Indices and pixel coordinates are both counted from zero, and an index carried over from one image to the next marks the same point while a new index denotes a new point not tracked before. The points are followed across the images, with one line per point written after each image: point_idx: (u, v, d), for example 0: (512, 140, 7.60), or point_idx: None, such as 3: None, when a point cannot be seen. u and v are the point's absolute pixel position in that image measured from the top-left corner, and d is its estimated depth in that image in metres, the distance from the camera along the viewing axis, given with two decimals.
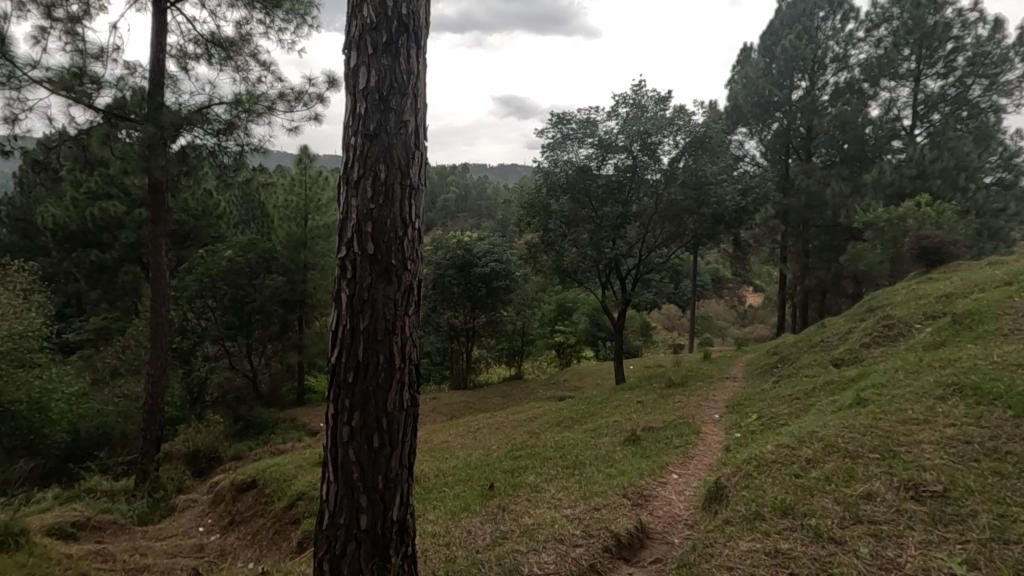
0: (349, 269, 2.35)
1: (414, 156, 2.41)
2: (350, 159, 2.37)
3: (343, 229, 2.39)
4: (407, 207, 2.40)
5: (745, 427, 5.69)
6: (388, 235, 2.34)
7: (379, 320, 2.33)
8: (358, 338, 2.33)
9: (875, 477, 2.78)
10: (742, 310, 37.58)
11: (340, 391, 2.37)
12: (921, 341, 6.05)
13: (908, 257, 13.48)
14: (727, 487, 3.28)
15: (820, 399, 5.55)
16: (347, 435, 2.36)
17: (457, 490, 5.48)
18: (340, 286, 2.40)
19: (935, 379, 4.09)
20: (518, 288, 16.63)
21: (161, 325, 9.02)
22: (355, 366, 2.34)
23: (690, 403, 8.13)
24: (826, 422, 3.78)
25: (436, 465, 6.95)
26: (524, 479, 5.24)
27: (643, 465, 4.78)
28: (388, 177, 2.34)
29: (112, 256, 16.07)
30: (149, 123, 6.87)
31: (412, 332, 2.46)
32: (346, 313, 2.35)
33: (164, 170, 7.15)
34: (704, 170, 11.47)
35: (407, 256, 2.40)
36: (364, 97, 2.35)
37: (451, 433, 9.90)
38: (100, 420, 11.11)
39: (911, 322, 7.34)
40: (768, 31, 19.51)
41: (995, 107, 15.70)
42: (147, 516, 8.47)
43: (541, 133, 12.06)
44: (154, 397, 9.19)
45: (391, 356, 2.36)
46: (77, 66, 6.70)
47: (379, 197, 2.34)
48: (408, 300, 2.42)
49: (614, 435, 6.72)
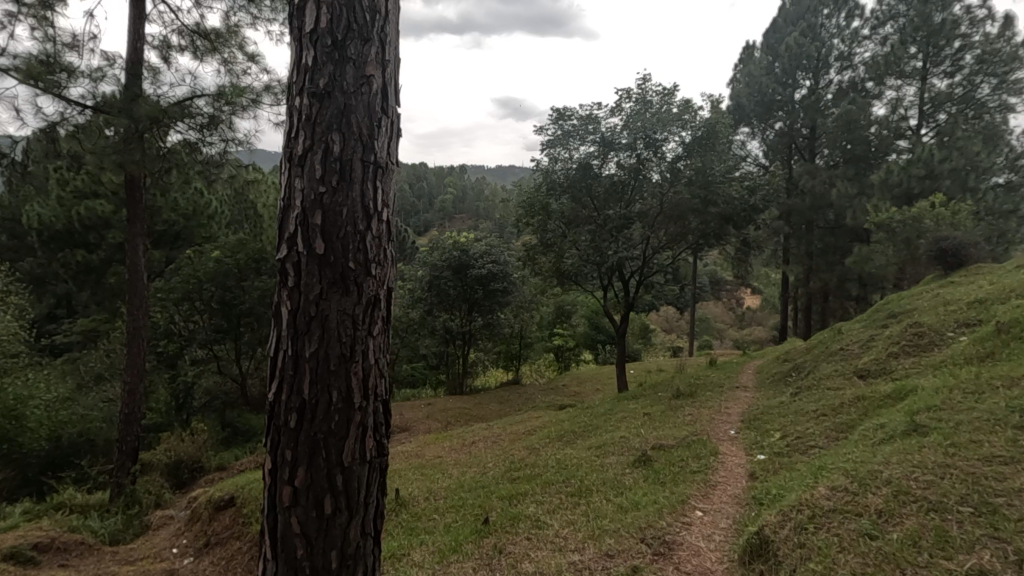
0: (291, 274, 1.75)
1: (379, 125, 1.80)
2: (294, 127, 1.76)
3: (285, 221, 1.78)
4: (371, 191, 1.79)
5: (770, 450, 5.12)
6: (342, 226, 1.73)
7: (331, 346, 1.73)
8: (303, 370, 1.74)
9: (980, 545, 2.24)
10: (740, 312, 37.12)
11: (281, 441, 1.77)
12: (960, 354, 5.50)
13: (924, 258, 12.85)
14: (775, 541, 2.70)
15: (855, 419, 4.98)
16: (290, 499, 1.76)
17: (450, 520, 4.88)
18: (280, 297, 1.79)
19: (1005, 403, 3.48)
20: (515, 290, 15.97)
21: (138, 331, 8.32)
22: (300, 408, 1.74)
23: (703, 416, 7.52)
24: (886, 454, 3.17)
25: (427, 486, 6.34)
26: (524, 509, 4.63)
27: (661, 497, 4.17)
28: (343, 151, 1.74)
29: (100, 256, 14.92)
30: (123, 115, 6.23)
31: (379, 358, 1.87)
32: (289, 335, 1.76)
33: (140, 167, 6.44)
34: (711, 169, 10.87)
35: (372, 256, 1.80)
36: (313, 43, 1.75)
37: (445, 446, 9.26)
38: (82, 426, 10.28)
39: (943, 330, 6.77)
40: (771, 28, 19.09)
41: (1004, 106, 15.17)
42: (119, 534, 7.71)
43: (540, 129, 11.50)
44: (130, 407, 8.52)
45: (348, 391, 1.76)
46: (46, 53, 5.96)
47: (333, 176, 1.73)
48: (373, 316, 1.81)
49: (623, 454, 6.11)
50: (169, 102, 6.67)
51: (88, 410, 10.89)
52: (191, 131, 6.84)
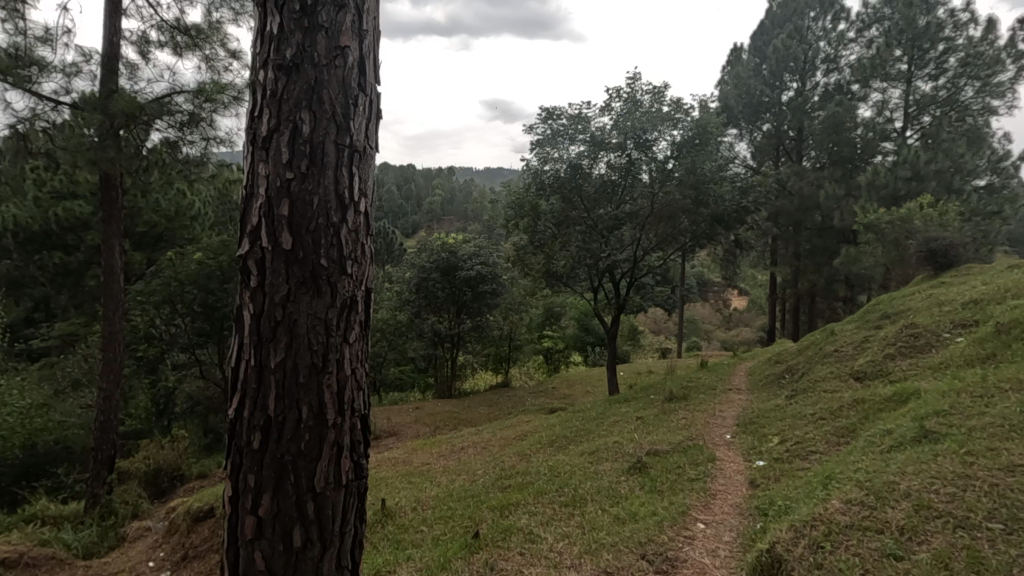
0: (254, 272, 1.52)
1: (355, 104, 1.58)
2: (257, 104, 1.54)
3: (247, 213, 1.56)
4: (347, 177, 1.57)
5: (770, 456, 4.98)
6: (313, 217, 1.52)
7: (301, 355, 1.52)
8: (268, 383, 1.52)
9: (1017, 566, 2.13)
10: (728, 313, 37.31)
11: (243, 465, 1.54)
12: (959, 356, 5.41)
13: (913, 259, 12.83)
14: (790, 560, 2.53)
15: (855, 423, 4.86)
16: (253, 531, 1.53)
17: (438, 532, 4.65)
18: (243, 300, 1.57)
19: (1018, 407, 3.35)
20: (505, 292, 15.73)
21: (114, 336, 7.98)
22: (264, 427, 1.52)
23: (697, 420, 7.36)
24: (901, 464, 3.04)
25: (415, 495, 6.10)
26: (515, 521, 4.41)
27: (660, 509, 3.98)
28: (315, 133, 1.52)
29: (78, 258, 14.40)
30: (96, 112, 5.88)
31: (357, 368, 1.65)
32: (252, 344, 1.53)
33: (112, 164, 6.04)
34: (702, 169, 10.72)
35: (348, 253, 1.58)
36: (279, 8, 1.53)
37: (432, 452, 9.01)
38: (59, 435, 9.51)
39: (939, 331, 6.69)
40: (759, 31, 19.16)
41: (988, 108, 15.27)
42: (93, 547, 7.27)
43: (530, 129, 11.32)
44: (106, 414, 8.16)
45: (320, 406, 1.54)
46: (14, 45, 5.43)
47: (302, 162, 1.51)
48: (349, 320, 1.60)
49: (617, 461, 5.93)
50: (148, 99, 6.30)
51: (65, 416, 10.08)
52: (171, 130, 6.46)
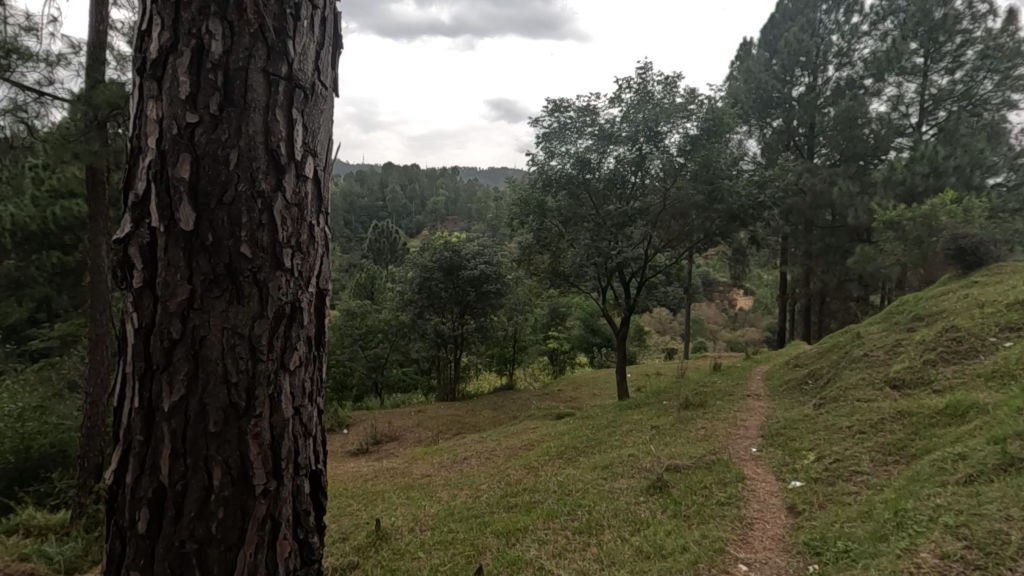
0: (139, 264, 1.11)
1: (288, 20, 1.19)
2: (153, 20, 1.14)
3: (136, 185, 1.15)
4: (282, 127, 1.18)
5: (807, 474, 4.48)
6: (229, 184, 1.11)
7: (212, 393, 1.10)
8: (161, 434, 1.11)
9: None
10: (733, 314, 36.58)
11: (128, 556, 1.12)
12: (1013, 365, 4.88)
13: (937, 259, 12.18)
14: None
15: (902, 439, 4.37)
16: None
17: (437, 561, 4.13)
18: (128, 310, 1.15)
19: None
20: (509, 291, 15.09)
21: (101, 338, 7.46)
22: (157, 501, 1.11)
23: (717, 431, 6.79)
24: (1010, 510, 2.57)
25: (413, 514, 5.57)
26: (524, 553, 3.84)
27: (691, 544, 3.45)
28: (232, 63, 1.13)
29: (76, 258, 13.80)
30: (79, 100, 5.17)
31: (302, 406, 1.25)
32: (140, 376, 1.12)
33: (99, 157, 5.39)
34: (716, 162, 10.13)
35: (286, 238, 1.18)
36: None
37: (433, 463, 8.46)
38: (55, 436, 8.54)
39: (984, 336, 6.14)
40: (769, 25, 18.60)
41: (1007, 103, 14.60)
42: (76, 560, 5.95)
43: (536, 122, 10.78)
44: (93, 419, 7.62)
45: (243, 466, 1.13)
46: None
47: (213, 104, 1.11)
48: (288, 335, 1.20)
49: (634, 478, 5.40)
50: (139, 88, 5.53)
51: (65, 417, 9.16)
52: None
